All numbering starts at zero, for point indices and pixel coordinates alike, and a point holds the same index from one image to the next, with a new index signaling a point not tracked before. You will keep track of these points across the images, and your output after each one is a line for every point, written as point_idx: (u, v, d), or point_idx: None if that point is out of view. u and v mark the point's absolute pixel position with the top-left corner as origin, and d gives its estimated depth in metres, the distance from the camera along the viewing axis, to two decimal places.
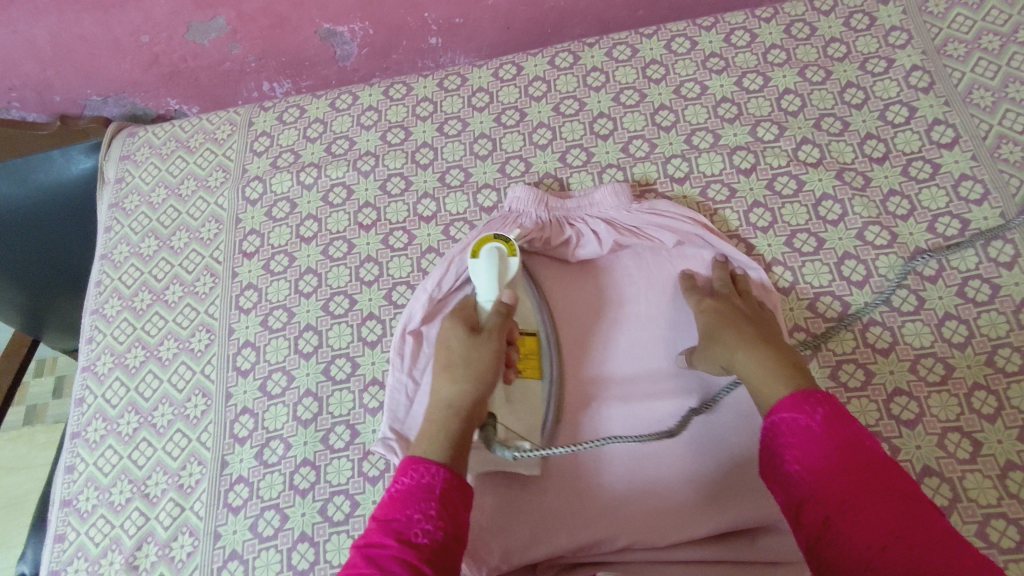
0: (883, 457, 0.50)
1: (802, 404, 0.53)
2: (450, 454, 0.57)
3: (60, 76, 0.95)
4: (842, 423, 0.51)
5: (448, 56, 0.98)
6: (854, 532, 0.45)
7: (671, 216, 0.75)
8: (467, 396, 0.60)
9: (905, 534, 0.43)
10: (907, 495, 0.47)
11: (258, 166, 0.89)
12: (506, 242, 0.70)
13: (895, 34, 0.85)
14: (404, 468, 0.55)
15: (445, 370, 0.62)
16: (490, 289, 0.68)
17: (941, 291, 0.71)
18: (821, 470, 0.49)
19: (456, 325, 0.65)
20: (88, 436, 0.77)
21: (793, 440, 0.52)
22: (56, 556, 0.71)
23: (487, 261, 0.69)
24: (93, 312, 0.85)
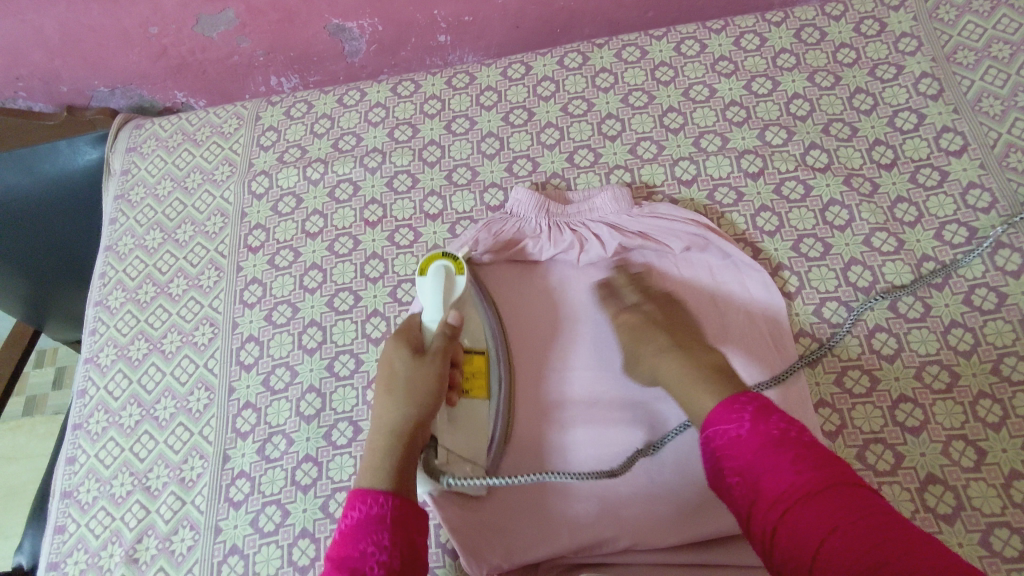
0: (813, 447, 0.49)
1: (732, 413, 0.52)
2: (394, 480, 0.56)
3: (68, 66, 0.94)
4: (769, 422, 0.51)
5: (457, 53, 0.98)
6: (806, 540, 0.45)
7: (671, 219, 0.75)
8: (408, 418, 0.60)
9: (850, 538, 0.43)
10: (845, 483, 0.47)
11: (265, 161, 0.89)
12: (454, 259, 0.68)
13: (905, 40, 0.85)
14: (353, 501, 0.55)
15: (386, 394, 0.61)
16: (437, 310, 0.66)
17: (948, 298, 0.71)
18: (764, 477, 0.48)
19: (400, 347, 0.64)
20: (90, 428, 0.77)
21: (729, 452, 0.51)
22: (56, 547, 0.71)
23: (433, 282, 0.67)
24: (96, 304, 0.85)
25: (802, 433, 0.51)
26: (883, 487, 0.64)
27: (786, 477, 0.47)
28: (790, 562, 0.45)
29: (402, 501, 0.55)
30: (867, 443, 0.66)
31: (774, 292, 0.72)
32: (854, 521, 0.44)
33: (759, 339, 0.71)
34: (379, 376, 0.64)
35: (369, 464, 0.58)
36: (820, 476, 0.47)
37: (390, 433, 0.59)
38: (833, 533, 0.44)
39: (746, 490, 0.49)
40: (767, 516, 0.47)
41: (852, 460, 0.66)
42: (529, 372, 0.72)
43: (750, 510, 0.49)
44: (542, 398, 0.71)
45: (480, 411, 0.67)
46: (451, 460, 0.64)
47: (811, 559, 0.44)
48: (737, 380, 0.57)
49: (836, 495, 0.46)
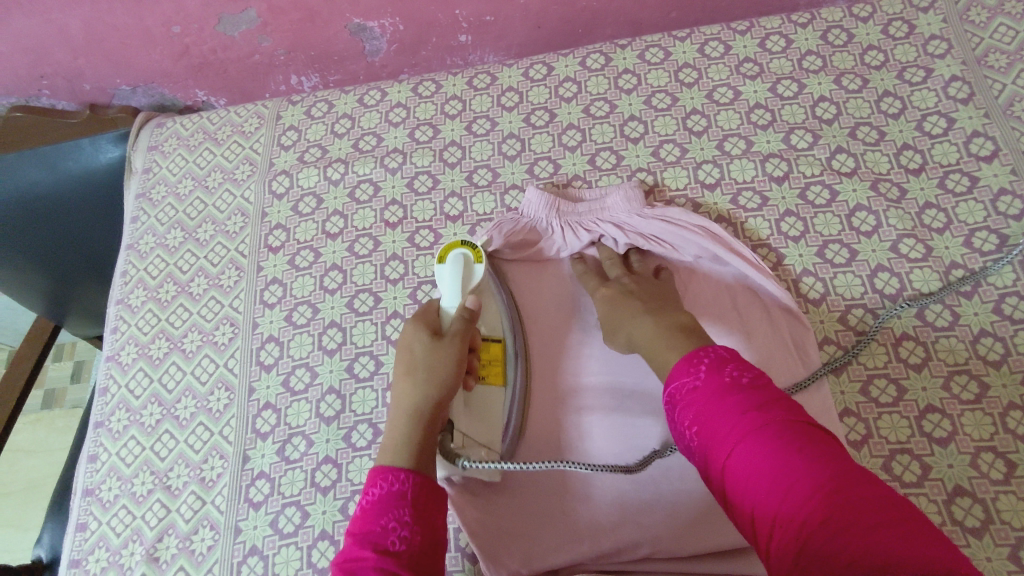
0: (767, 390, 0.49)
1: (689, 367, 0.53)
2: (415, 456, 0.57)
3: (91, 65, 0.95)
4: (723, 371, 0.51)
5: (477, 53, 0.98)
6: (750, 477, 0.45)
7: (683, 224, 0.74)
8: (428, 397, 0.60)
9: (802, 471, 0.43)
10: (794, 422, 0.46)
11: (286, 161, 0.89)
12: (472, 248, 0.69)
13: (934, 43, 0.84)
14: (375, 479, 0.55)
15: (405, 375, 0.62)
16: (456, 294, 0.68)
17: (977, 307, 0.70)
18: (714, 422, 0.48)
19: (419, 330, 0.65)
20: (111, 426, 0.78)
21: (686, 402, 0.51)
22: (78, 544, 0.72)
23: (452, 269, 0.68)
24: (118, 302, 0.85)
25: (759, 375, 0.51)
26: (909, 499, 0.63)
27: (733, 421, 0.47)
28: (738, 500, 0.46)
29: (422, 478, 0.55)
30: (894, 453, 0.65)
31: (790, 300, 0.70)
32: (794, 456, 0.44)
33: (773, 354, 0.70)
34: (399, 358, 0.64)
35: (390, 445, 0.58)
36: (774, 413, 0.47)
37: (409, 412, 0.60)
38: (775, 468, 0.44)
39: (700, 439, 0.49)
40: (717, 459, 0.47)
41: (877, 471, 0.65)
42: (544, 361, 0.72)
43: (705, 457, 0.49)
44: (557, 386, 0.71)
45: (496, 397, 0.68)
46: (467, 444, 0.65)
47: (757, 497, 0.44)
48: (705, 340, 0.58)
49: (781, 434, 0.45)
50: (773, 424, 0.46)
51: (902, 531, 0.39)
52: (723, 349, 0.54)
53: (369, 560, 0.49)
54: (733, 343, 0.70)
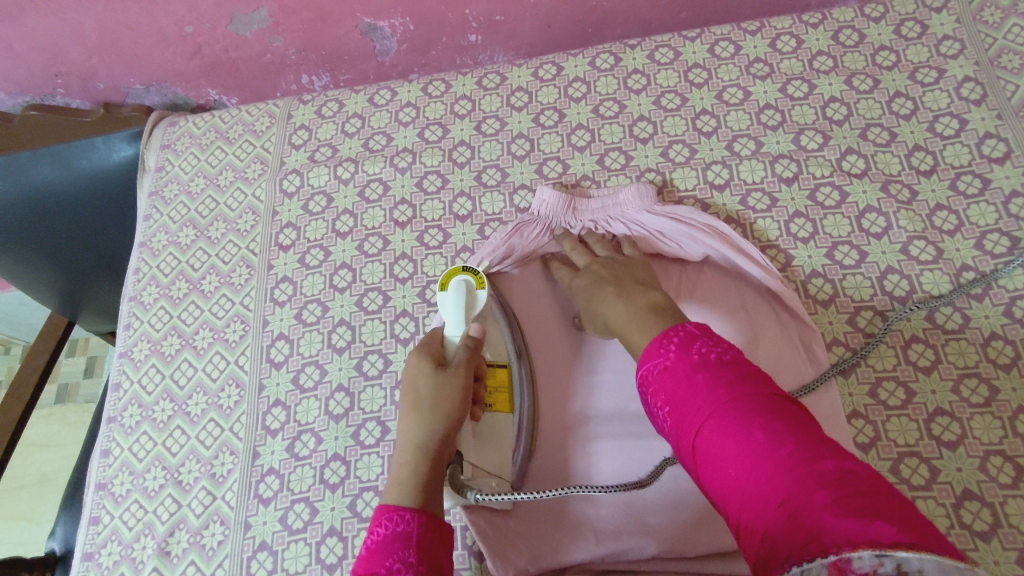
0: (736, 365, 0.50)
1: (658, 350, 0.54)
2: (421, 494, 0.57)
3: (104, 64, 0.96)
4: (692, 351, 0.52)
5: (487, 53, 0.98)
6: (717, 450, 0.45)
7: (691, 222, 0.75)
8: (433, 432, 0.61)
9: (763, 437, 0.43)
10: (758, 394, 0.46)
11: (297, 159, 0.89)
12: (473, 274, 0.71)
13: (947, 43, 0.83)
14: (379, 520, 0.55)
15: (411, 410, 0.62)
16: (459, 324, 0.69)
17: (988, 310, 0.70)
18: (683, 401, 0.49)
19: (423, 360, 0.65)
20: (124, 421, 0.79)
21: (658, 384, 0.52)
22: (91, 538, 0.73)
23: (455, 296, 0.70)
24: (131, 299, 0.86)
25: (730, 352, 0.51)
26: (917, 502, 0.63)
27: (699, 397, 0.48)
28: (708, 475, 0.46)
29: (427, 517, 0.55)
30: (902, 456, 0.65)
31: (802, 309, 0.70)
32: (756, 428, 0.44)
33: (778, 358, 0.69)
34: (404, 390, 0.65)
35: (396, 480, 0.59)
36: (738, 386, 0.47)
37: (414, 451, 0.60)
38: (738, 440, 0.44)
39: (672, 418, 0.50)
40: (687, 436, 0.48)
41: (886, 474, 0.65)
42: (553, 378, 0.72)
43: (677, 436, 0.49)
44: (564, 406, 0.70)
45: (504, 423, 0.68)
46: (478, 474, 0.65)
47: (722, 471, 0.44)
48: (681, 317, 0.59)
49: (745, 406, 0.45)
50: (736, 397, 0.46)
51: (860, 498, 0.38)
52: (695, 326, 0.55)
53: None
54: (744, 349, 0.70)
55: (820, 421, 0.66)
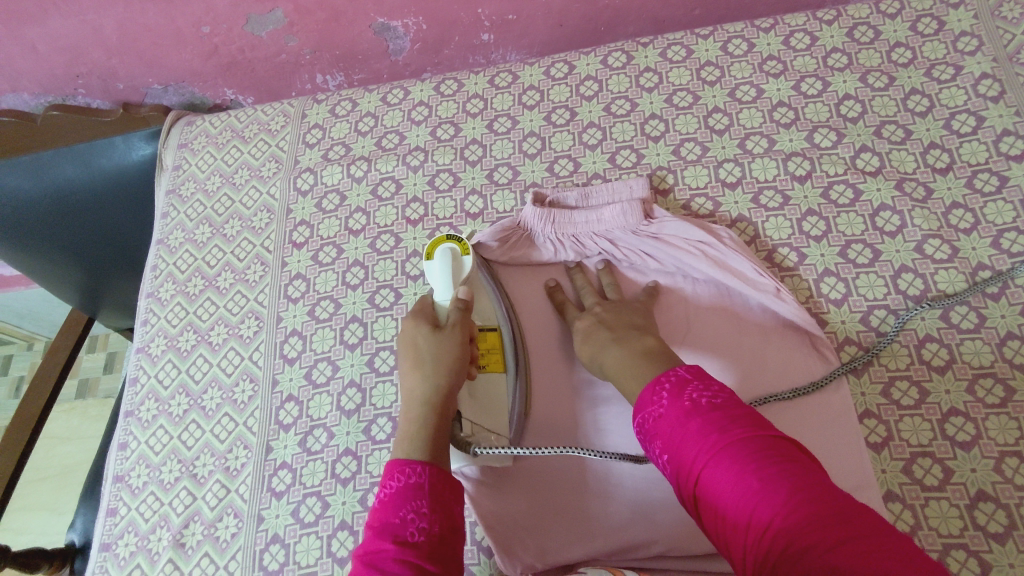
0: (727, 409, 0.49)
1: (651, 397, 0.53)
2: (428, 448, 0.57)
3: (124, 64, 0.98)
4: (683, 396, 0.51)
5: (500, 52, 0.98)
6: (720, 501, 0.45)
7: (677, 239, 0.74)
8: (437, 386, 0.61)
9: (760, 488, 0.43)
10: (752, 440, 0.46)
11: (310, 158, 0.90)
12: (459, 241, 0.72)
13: (965, 40, 0.82)
14: (390, 472, 0.54)
15: (411, 366, 0.63)
16: (448, 288, 0.69)
17: (1004, 310, 0.69)
18: (679, 451, 0.48)
19: (420, 323, 0.66)
20: (141, 415, 0.80)
21: (654, 431, 0.51)
22: (108, 529, 0.74)
23: (441, 263, 0.71)
24: (148, 295, 0.88)
25: (722, 394, 0.50)
26: (930, 503, 0.62)
27: (694, 445, 0.47)
28: (714, 529, 0.46)
29: (437, 469, 0.55)
30: (915, 456, 0.64)
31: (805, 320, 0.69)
32: (751, 478, 0.43)
33: (764, 377, 0.69)
34: (404, 351, 0.65)
35: (405, 434, 0.58)
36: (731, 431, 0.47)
37: (421, 402, 0.60)
38: (735, 494, 0.44)
39: (671, 466, 0.49)
40: (687, 487, 0.47)
41: (898, 474, 0.64)
42: (545, 337, 0.74)
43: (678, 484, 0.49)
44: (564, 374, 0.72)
45: (499, 385, 0.69)
46: (476, 431, 0.67)
47: (727, 524, 0.44)
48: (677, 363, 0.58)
49: (740, 455, 0.45)
50: (729, 444, 0.46)
51: (858, 545, 0.38)
52: (686, 369, 0.54)
53: (390, 550, 0.48)
54: (750, 365, 0.69)
55: (832, 419, 0.66)
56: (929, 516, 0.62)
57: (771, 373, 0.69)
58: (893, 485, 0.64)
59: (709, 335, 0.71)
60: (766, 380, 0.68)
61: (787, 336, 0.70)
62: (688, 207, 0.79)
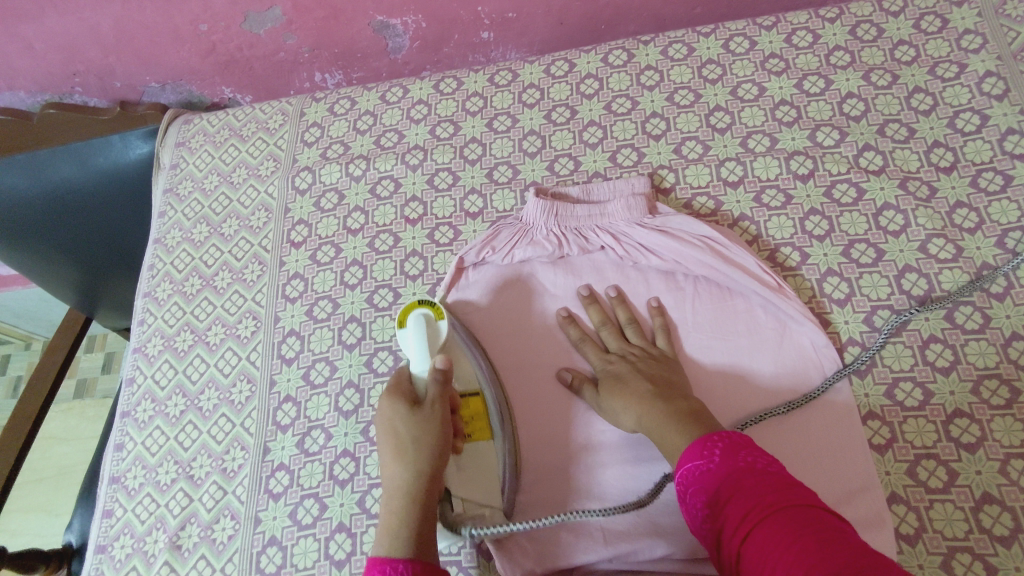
0: (782, 476, 0.49)
1: (700, 451, 0.53)
2: (413, 547, 0.54)
3: (122, 63, 0.97)
4: (739, 454, 0.51)
5: (500, 50, 0.98)
6: (766, 558, 0.44)
7: (682, 233, 0.74)
8: (422, 475, 0.58)
9: (824, 550, 0.42)
10: (810, 509, 0.45)
11: (309, 157, 0.90)
12: (431, 305, 0.67)
13: (968, 37, 0.81)
14: (371, 571, 0.52)
15: (392, 454, 0.60)
16: (424, 358, 0.64)
17: (1009, 310, 0.68)
18: (733, 507, 0.48)
19: (395, 400, 0.62)
20: (137, 416, 0.79)
21: (700, 486, 0.51)
22: (104, 530, 0.73)
23: (416, 330, 0.65)
24: (145, 295, 0.87)
25: (775, 464, 0.51)
26: (934, 505, 0.62)
27: (748, 500, 0.47)
28: None
29: (421, 564, 0.52)
30: (919, 458, 0.64)
31: (807, 318, 0.69)
32: (813, 541, 0.43)
33: (762, 379, 0.68)
34: (383, 437, 0.62)
35: (386, 530, 0.56)
36: (790, 496, 0.46)
37: (402, 497, 0.57)
38: (794, 554, 0.43)
39: (719, 521, 0.48)
40: (735, 539, 0.47)
41: (902, 476, 0.63)
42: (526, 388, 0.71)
43: (721, 541, 0.48)
44: (552, 423, 0.69)
45: (487, 455, 0.65)
46: (469, 508, 0.63)
47: None
48: (711, 421, 0.58)
49: (796, 518, 0.45)
50: (786, 507, 0.46)
51: None
52: (737, 433, 0.54)
53: None
54: (755, 368, 0.68)
55: (835, 420, 0.65)
56: (933, 518, 0.61)
57: (771, 372, 0.68)
58: (897, 487, 0.63)
59: (708, 344, 0.70)
60: (765, 384, 0.68)
61: (788, 337, 0.69)
62: (689, 206, 0.79)
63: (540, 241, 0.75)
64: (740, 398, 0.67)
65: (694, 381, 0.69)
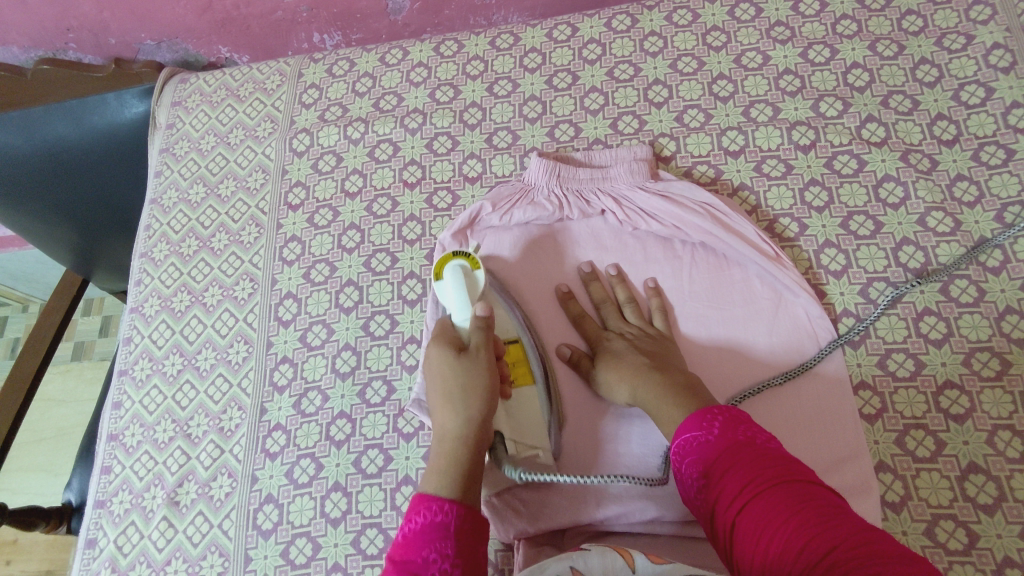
0: (780, 451, 0.50)
1: (700, 422, 0.53)
2: (460, 485, 0.55)
3: (116, 18, 0.95)
4: (737, 428, 0.51)
5: (502, 13, 0.96)
6: (760, 529, 0.45)
7: (684, 199, 0.74)
8: (471, 419, 0.58)
9: (823, 524, 0.43)
10: (804, 481, 0.47)
11: (307, 119, 0.89)
12: (468, 257, 0.66)
13: (977, 8, 0.80)
14: (415, 508, 0.53)
15: (441, 400, 0.59)
16: (466, 307, 0.64)
17: (1004, 284, 0.68)
18: (730, 479, 0.48)
19: (442, 348, 0.62)
20: (135, 374, 0.80)
21: (697, 456, 0.51)
22: (103, 486, 0.74)
23: (453, 282, 0.65)
24: (142, 255, 0.87)
25: (772, 438, 0.52)
26: (921, 474, 0.63)
27: (747, 473, 0.48)
28: (749, 555, 0.46)
29: (467, 508, 0.54)
30: (908, 428, 0.64)
31: (808, 289, 0.69)
32: (810, 513, 0.44)
33: (755, 349, 0.68)
34: (430, 383, 0.61)
35: (435, 467, 0.56)
36: (786, 470, 0.48)
37: (452, 437, 0.57)
38: (792, 527, 0.44)
39: (713, 491, 0.49)
40: (729, 507, 0.48)
41: (890, 445, 0.64)
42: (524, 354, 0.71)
43: (712, 508, 0.49)
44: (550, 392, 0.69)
45: (531, 398, 0.66)
46: (520, 451, 0.63)
47: (771, 552, 0.44)
48: (707, 398, 0.58)
49: (794, 492, 0.46)
50: (785, 481, 0.47)
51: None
52: (734, 407, 0.54)
53: None
54: (750, 336, 0.69)
55: (826, 391, 0.66)
56: (919, 486, 0.62)
57: (765, 342, 0.68)
58: (885, 456, 0.64)
59: (703, 317, 0.70)
60: (759, 356, 0.68)
61: (784, 307, 0.70)
62: (689, 175, 0.78)
63: (540, 201, 0.75)
64: (731, 365, 0.68)
65: (686, 352, 0.69)
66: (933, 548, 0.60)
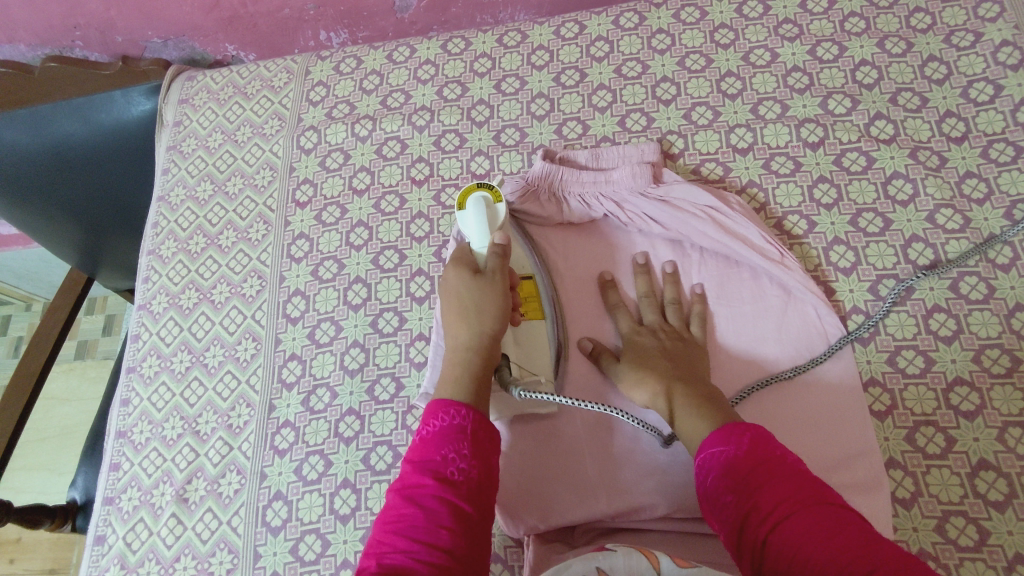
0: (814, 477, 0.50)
1: (741, 430, 0.53)
2: (471, 393, 0.57)
3: (123, 17, 0.95)
4: (770, 443, 0.52)
5: (508, 11, 0.96)
6: (792, 535, 0.45)
7: (685, 203, 0.73)
8: (484, 333, 0.61)
9: (859, 540, 0.43)
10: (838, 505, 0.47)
11: (314, 116, 0.89)
12: (490, 189, 0.69)
13: (986, 6, 0.80)
14: (433, 411, 0.55)
15: (457, 316, 0.62)
16: (484, 236, 0.66)
17: (1014, 281, 0.68)
18: (768, 486, 0.49)
19: (458, 270, 0.64)
20: (143, 371, 0.80)
21: (733, 458, 0.51)
22: (111, 483, 0.74)
23: (475, 211, 0.67)
24: (149, 252, 0.87)
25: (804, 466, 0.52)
26: (931, 470, 0.62)
27: (784, 485, 0.48)
28: (774, 558, 0.45)
29: (480, 415, 0.55)
30: (918, 424, 0.64)
31: (815, 289, 0.69)
32: (845, 530, 0.44)
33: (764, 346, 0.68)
34: (445, 300, 0.64)
35: (448, 379, 0.59)
36: (822, 493, 0.48)
37: (463, 351, 0.60)
38: (828, 538, 0.44)
39: (744, 494, 0.49)
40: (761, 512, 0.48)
41: (900, 442, 0.64)
42: None
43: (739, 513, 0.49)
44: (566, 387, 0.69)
45: (540, 332, 0.69)
46: (522, 375, 0.66)
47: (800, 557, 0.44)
48: (719, 409, 0.58)
49: (829, 510, 0.46)
50: (822, 500, 0.47)
51: None
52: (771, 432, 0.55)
53: (428, 487, 0.50)
54: (760, 334, 0.69)
55: (834, 388, 0.66)
56: (929, 483, 0.62)
57: (773, 340, 0.68)
58: (895, 453, 0.64)
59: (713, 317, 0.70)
60: (769, 354, 0.68)
61: (792, 306, 0.70)
62: (698, 172, 0.78)
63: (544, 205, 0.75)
64: (740, 363, 0.68)
65: None
66: (943, 545, 0.60)
